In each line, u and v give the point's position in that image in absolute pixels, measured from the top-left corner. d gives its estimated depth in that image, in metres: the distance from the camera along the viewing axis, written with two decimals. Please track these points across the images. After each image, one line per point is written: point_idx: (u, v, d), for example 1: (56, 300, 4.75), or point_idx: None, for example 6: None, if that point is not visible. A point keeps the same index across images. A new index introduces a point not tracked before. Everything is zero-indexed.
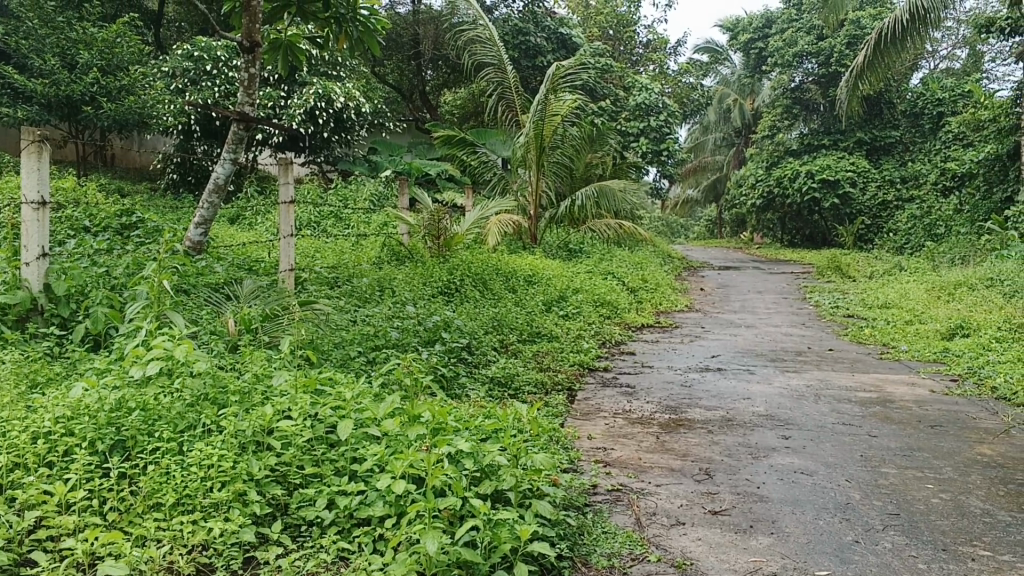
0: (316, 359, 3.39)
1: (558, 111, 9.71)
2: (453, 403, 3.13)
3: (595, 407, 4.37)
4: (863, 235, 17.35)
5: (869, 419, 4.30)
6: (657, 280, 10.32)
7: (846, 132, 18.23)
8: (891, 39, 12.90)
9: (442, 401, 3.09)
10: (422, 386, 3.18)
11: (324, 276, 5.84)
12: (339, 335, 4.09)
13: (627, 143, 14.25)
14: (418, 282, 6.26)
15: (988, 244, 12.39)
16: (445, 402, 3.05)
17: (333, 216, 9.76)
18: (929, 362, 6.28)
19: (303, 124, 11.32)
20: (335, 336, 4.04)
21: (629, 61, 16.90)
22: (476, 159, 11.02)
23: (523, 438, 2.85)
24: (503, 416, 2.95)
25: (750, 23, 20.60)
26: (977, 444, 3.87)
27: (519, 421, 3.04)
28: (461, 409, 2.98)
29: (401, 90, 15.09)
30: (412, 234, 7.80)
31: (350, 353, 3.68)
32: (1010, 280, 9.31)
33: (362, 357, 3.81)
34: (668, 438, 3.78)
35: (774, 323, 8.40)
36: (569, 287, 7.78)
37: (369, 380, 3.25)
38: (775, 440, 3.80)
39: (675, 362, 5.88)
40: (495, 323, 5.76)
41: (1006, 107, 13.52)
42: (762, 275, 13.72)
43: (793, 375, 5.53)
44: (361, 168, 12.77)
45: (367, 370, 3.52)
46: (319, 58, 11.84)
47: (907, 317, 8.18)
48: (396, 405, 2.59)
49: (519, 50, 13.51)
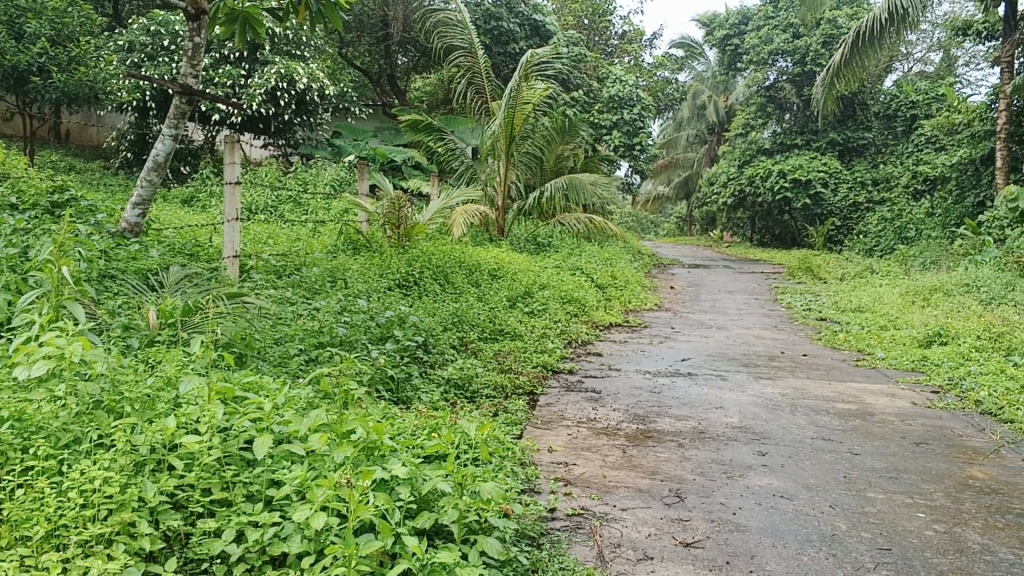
0: (243, 361, 3.04)
1: (529, 100, 9.33)
2: (399, 415, 2.81)
3: (556, 414, 4.04)
4: (833, 236, 17.39)
5: (849, 435, 4.01)
6: (627, 277, 10.03)
7: (820, 131, 18.05)
8: (869, 36, 12.60)
9: (380, 413, 2.74)
10: (359, 398, 2.83)
11: (271, 264, 5.47)
12: (277, 331, 3.75)
13: (600, 135, 13.93)
14: (374, 274, 5.89)
15: (961, 249, 12.22)
16: (388, 415, 2.72)
17: (291, 202, 9.37)
18: (907, 371, 6.02)
19: (264, 105, 10.93)
20: (272, 333, 3.69)
21: (605, 52, 16.63)
22: (442, 146, 10.68)
23: (470, 460, 2.50)
24: (455, 437, 2.64)
25: (727, 19, 20.33)
26: (969, 466, 3.58)
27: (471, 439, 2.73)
28: (406, 423, 2.65)
29: (369, 74, 14.66)
30: (372, 223, 7.45)
31: (287, 355, 3.34)
32: (985, 286, 9.11)
33: (301, 357, 3.47)
34: (636, 453, 3.46)
35: (746, 325, 8.13)
36: (536, 282, 7.46)
37: (307, 386, 2.91)
38: (751, 458, 3.49)
39: (644, 365, 5.56)
40: (454, 320, 5.42)
41: (981, 112, 13.38)
42: (733, 274, 13.52)
43: (768, 383, 5.23)
44: (323, 152, 12.28)
45: (302, 375, 3.18)
46: (281, 36, 11.40)
47: (882, 323, 7.94)
48: (325, 419, 2.24)
49: (490, 36, 13.17)
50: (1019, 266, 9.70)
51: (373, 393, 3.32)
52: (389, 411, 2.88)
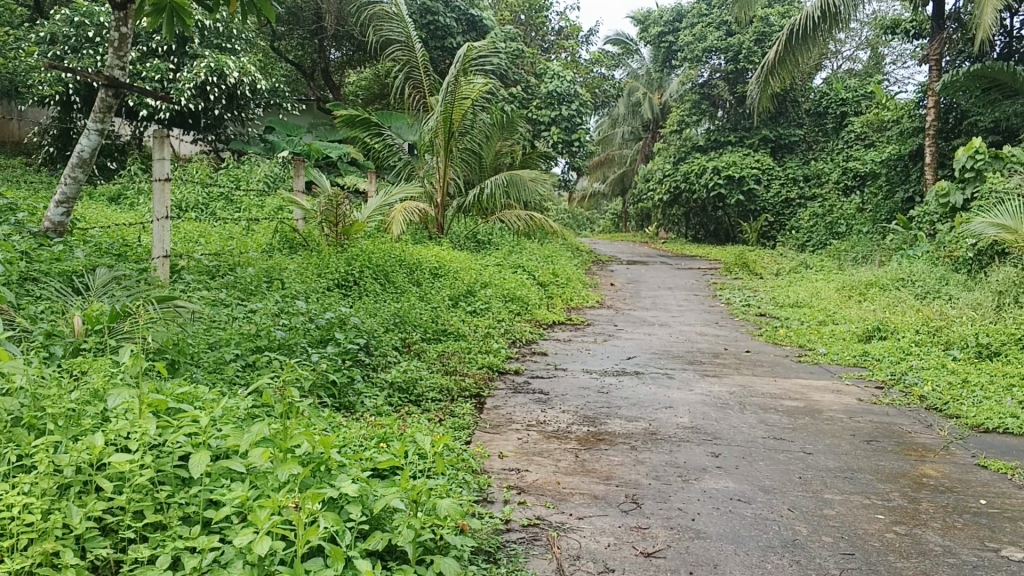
0: (173, 371, 2.87)
1: (468, 95, 9.21)
2: (344, 425, 2.67)
3: (504, 418, 3.93)
4: (766, 232, 17.60)
5: (801, 433, 3.96)
6: (568, 274, 9.96)
7: (754, 128, 18.21)
8: (802, 34, 12.70)
9: (324, 423, 2.59)
10: (300, 408, 2.68)
11: (204, 265, 5.27)
12: (211, 335, 3.57)
13: (538, 131, 13.84)
14: (312, 274, 5.71)
15: (892, 244, 12.42)
16: (334, 428, 2.58)
17: (223, 199, 9.12)
18: (849, 366, 6.05)
19: (193, 100, 10.63)
20: (205, 338, 3.51)
21: (541, 48, 16.55)
22: (379, 142, 10.50)
23: (421, 473, 2.37)
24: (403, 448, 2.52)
25: (661, 16, 20.34)
26: (921, 464, 3.56)
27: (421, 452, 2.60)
28: (353, 434, 2.52)
29: (302, 68, 14.36)
30: (308, 220, 7.25)
31: (224, 365, 3.19)
32: (920, 281, 9.24)
33: (238, 364, 3.31)
34: (588, 457, 3.36)
35: (688, 322, 8.11)
36: (478, 281, 7.33)
37: (246, 397, 2.75)
38: (705, 459, 3.42)
39: (590, 364, 5.48)
40: (396, 321, 5.27)
41: (909, 109, 13.61)
42: (671, 270, 13.56)
43: (715, 381, 5.19)
44: (255, 148, 12.01)
45: (238, 385, 3.02)
46: (211, 29, 11.10)
47: (821, 318, 8.00)
48: (268, 432, 2.09)
49: (426, 30, 12.99)
50: (950, 260, 9.86)
51: (313, 400, 3.17)
52: (335, 421, 2.74)
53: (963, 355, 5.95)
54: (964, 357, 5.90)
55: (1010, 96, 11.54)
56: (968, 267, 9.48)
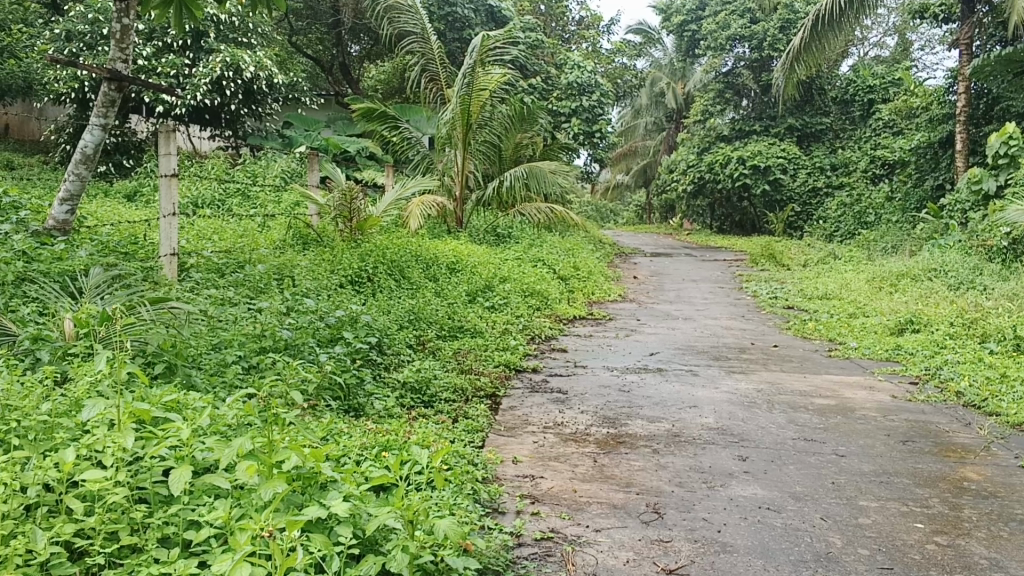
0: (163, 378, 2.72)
1: (485, 86, 9.06)
2: (346, 434, 2.53)
3: (520, 419, 3.77)
4: (793, 222, 17.32)
5: (832, 434, 3.77)
6: (590, 267, 9.77)
7: (779, 117, 17.90)
8: (828, 21, 12.40)
9: (320, 431, 2.44)
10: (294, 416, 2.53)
11: (213, 262, 5.15)
12: (211, 337, 3.43)
13: (559, 123, 13.64)
14: (325, 270, 5.57)
15: (923, 233, 12.13)
16: (333, 439, 2.43)
17: (240, 196, 9.02)
18: (881, 361, 5.83)
19: (209, 95, 10.59)
20: (204, 340, 3.37)
21: (561, 39, 16.35)
22: (397, 135, 10.37)
23: (423, 488, 2.22)
24: (406, 461, 2.36)
25: (684, 5, 20.04)
26: (960, 466, 3.37)
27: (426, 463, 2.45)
28: (352, 445, 2.36)
29: (320, 62, 14.25)
30: (322, 216, 7.13)
31: (221, 372, 3.05)
32: (952, 271, 8.97)
33: (238, 369, 3.16)
34: (608, 461, 3.18)
35: (713, 315, 7.90)
36: (496, 275, 7.17)
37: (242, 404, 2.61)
38: (731, 463, 3.23)
39: (611, 361, 5.31)
40: (410, 318, 5.13)
41: (938, 96, 13.29)
42: (696, 262, 13.35)
43: (741, 377, 5.00)
44: (273, 143, 11.94)
45: (234, 392, 2.87)
46: (226, 23, 10.99)
47: (850, 310, 7.77)
48: (254, 445, 1.94)
49: (445, 22, 12.84)
50: (983, 249, 9.57)
51: (315, 405, 3.02)
52: (336, 430, 2.60)
53: (1001, 348, 5.72)
54: (1001, 350, 5.67)
55: None
56: (1002, 256, 9.19)
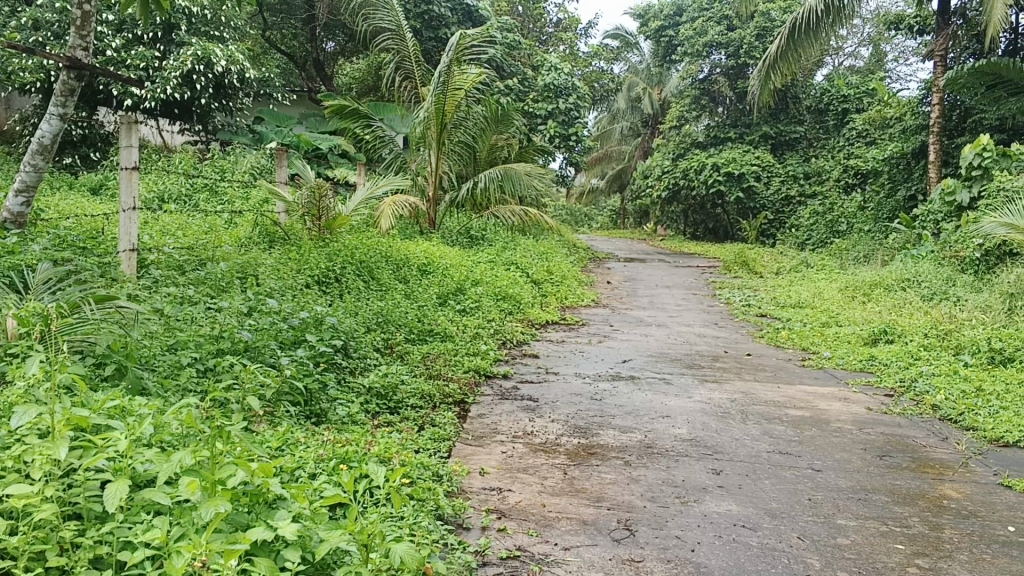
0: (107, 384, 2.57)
1: (461, 85, 8.95)
2: (302, 445, 2.40)
3: (489, 428, 3.64)
4: (765, 230, 17.37)
5: (807, 447, 3.67)
6: (563, 271, 9.67)
7: (754, 125, 17.93)
8: (804, 29, 12.34)
9: (272, 445, 2.31)
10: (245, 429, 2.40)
11: (173, 259, 5.00)
12: (164, 341, 3.29)
13: (534, 125, 13.53)
14: (290, 269, 5.43)
15: (895, 243, 12.13)
16: (289, 451, 2.30)
17: (207, 191, 8.86)
18: (855, 371, 5.76)
19: (179, 88, 10.36)
20: (155, 343, 3.22)
21: (539, 41, 16.26)
22: (369, 133, 10.21)
23: (380, 507, 2.09)
24: (365, 476, 2.25)
25: (661, 10, 19.99)
26: (938, 483, 3.28)
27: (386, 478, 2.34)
28: (308, 458, 2.23)
29: (294, 58, 14.07)
30: (290, 213, 6.98)
31: (169, 382, 2.91)
32: (925, 282, 8.94)
33: (191, 376, 3.02)
34: (578, 474, 3.06)
35: (686, 322, 7.81)
36: (468, 277, 7.05)
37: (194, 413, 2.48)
38: (705, 478, 3.12)
39: (583, 368, 5.20)
40: (379, 320, 5.01)
41: (912, 106, 13.30)
42: (669, 268, 13.31)
43: (714, 387, 4.90)
44: (243, 138, 11.75)
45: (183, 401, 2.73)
46: (198, 16, 10.75)
47: (823, 319, 7.71)
48: (197, 459, 1.80)
49: (420, 20, 12.70)
50: (956, 261, 9.56)
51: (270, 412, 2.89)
52: (292, 442, 2.47)
53: (975, 361, 5.67)
54: (976, 363, 5.62)
55: (1016, 94, 11.22)
56: (975, 268, 9.18)
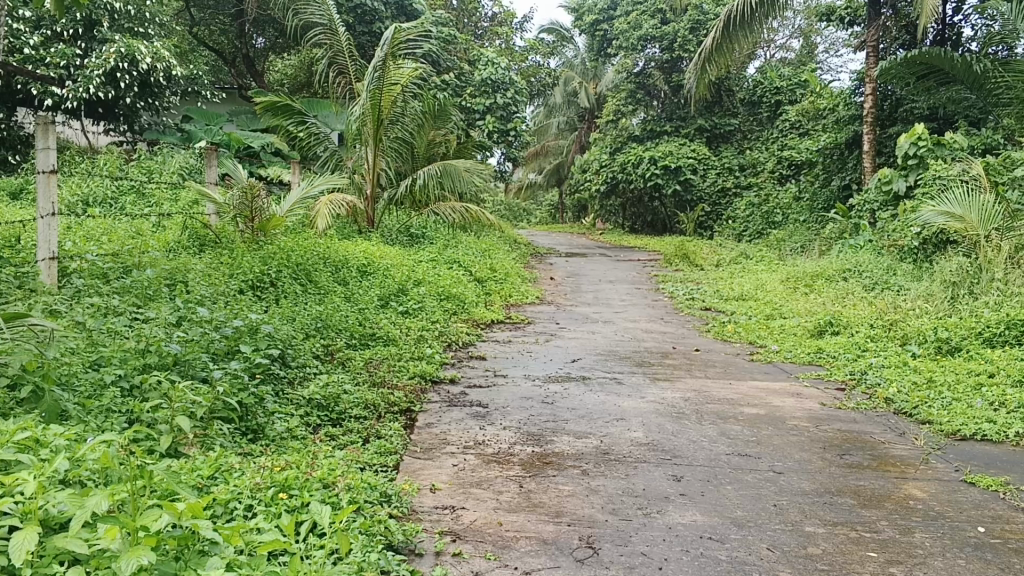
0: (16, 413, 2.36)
1: (397, 80, 8.75)
2: (237, 476, 2.22)
3: (438, 438, 3.47)
4: (703, 222, 17.43)
5: (767, 447, 3.57)
6: (506, 268, 9.51)
7: (689, 118, 17.98)
8: (739, 21, 12.32)
9: (200, 483, 2.13)
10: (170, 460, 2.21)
11: (97, 266, 4.75)
12: (82, 361, 3.07)
13: (472, 120, 13.34)
14: (222, 274, 5.20)
15: (832, 233, 12.22)
16: (221, 485, 2.11)
17: (134, 193, 8.54)
18: (804, 365, 5.71)
19: (102, 87, 9.98)
20: (74, 365, 3.00)
21: (474, 35, 16.08)
22: (303, 130, 9.94)
23: (321, 544, 1.92)
24: (305, 511, 2.07)
25: (596, 4, 19.90)
26: (901, 483, 3.20)
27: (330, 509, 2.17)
28: (240, 493, 2.06)
29: (223, 54, 13.69)
30: (221, 215, 6.71)
31: (85, 409, 2.70)
32: (866, 272, 8.98)
33: (111, 401, 2.81)
34: (534, 486, 2.91)
35: (632, 318, 7.71)
36: (410, 278, 6.85)
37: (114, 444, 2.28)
38: (667, 485, 2.99)
39: (531, 369, 5.05)
40: (318, 326, 4.82)
41: (845, 98, 13.40)
42: (610, 262, 13.24)
43: (666, 385, 4.79)
44: (171, 138, 11.40)
45: (100, 432, 2.52)
46: (121, 11, 10.34)
47: (768, 311, 7.69)
48: (113, 503, 1.61)
49: (353, 15, 12.46)
50: (894, 250, 9.63)
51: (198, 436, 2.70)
52: (225, 473, 2.28)
53: (923, 352, 5.66)
54: (924, 353, 5.61)
55: (946, 83, 11.33)
56: (914, 257, 9.25)
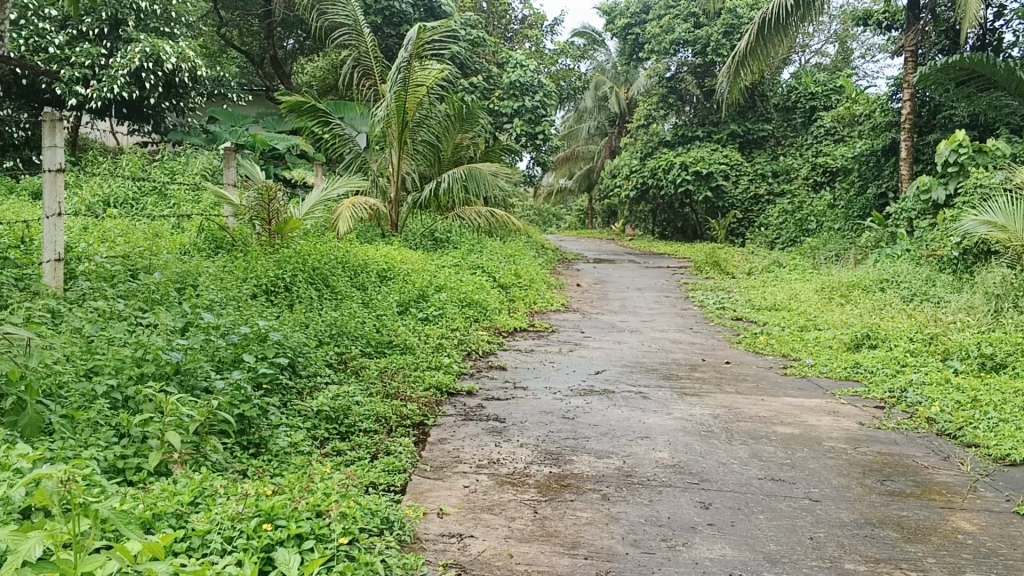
0: None
1: (422, 81, 8.58)
2: (221, 507, 2.04)
3: (450, 456, 3.27)
4: (735, 228, 17.12)
5: (801, 472, 3.34)
6: (532, 274, 9.30)
7: (721, 123, 17.70)
8: (774, 25, 11.99)
9: (175, 523, 1.95)
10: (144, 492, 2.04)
11: (105, 268, 4.60)
12: (72, 372, 2.91)
13: (501, 123, 13.16)
14: (235, 278, 5.04)
15: (868, 241, 11.90)
16: (197, 524, 1.93)
17: (155, 195, 8.44)
18: (839, 380, 5.46)
19: (127, 87, 9.90)
20: (63, 377, 2.84)
21: (504, 38, 15.93)
22: (328, 131, 9.79)
23: None
24: (285, 554, 1.88)
25: (627, 8, 19.63)
26: (948, 514, 2.96)
27: (320, 543, 1.98)
28: (216, 537, 1.87)
29: (251, 55, 13.62)
30: (238, 217, 6.57)
31: (67, 427, 2.53)
32: (905, 282, 8.69)
33: (99, 414, 2.65)
34: (550, 512, 2.70)
35: (660, 327, 7.47)
36: (432, 283, 6.67)
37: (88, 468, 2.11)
38: (693, 513, 2.78)
39: (553, 381, 4.84)
40: (332, 333, 4.66)
41: (882, 104, 13.06)
42: (639, 269, 12.99)
43: (695, 400, 4.56)
44: (196, 138, 11.34)
45: (77, 454, 2.35)
46: (147, 11, 10.27)
47: (801, 322, 7.42)
48: (51, 552, 1.43)
49: (381, 16, 12.34)
50: (933, 260, 9.33)
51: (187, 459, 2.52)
52: (209, 501, 2.10)
53: (966, 368, 5.39)
54: (967, 370, 5.34)
55: (986, 89, 10.99)
56: (954, 267, 8.95)
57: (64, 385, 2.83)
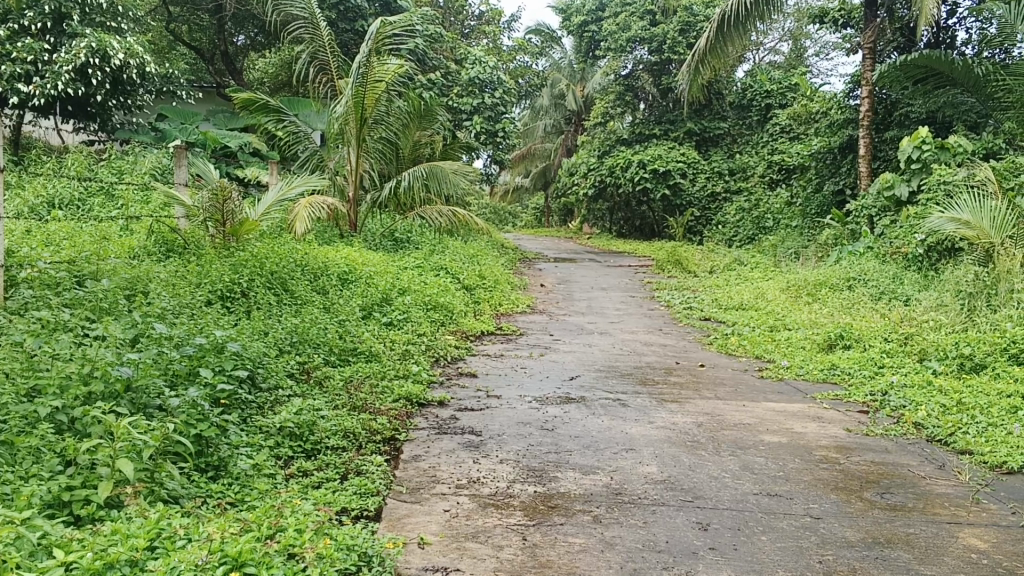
0: None
1: (381, 77, 8.32)
2: (181, 553, 1.81)
3: (427, 476, 3.05)
4: (692, 226, 17.01)
5: (797, 485, 3.17)
6: (495, 275, 9.09)
7: (678, 121, 17.61)
8: (734, 22, 11.84)
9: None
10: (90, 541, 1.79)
11: (49, 275, 4.31)
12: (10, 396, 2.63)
13: (459, 121, 12.93)
14: (187, 284, 4.77)
15: (828, 238, 11.85)
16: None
17: (102, 195, 8.09)
18: (818, 383, 5.32)
19: (72, 84, 9.52)
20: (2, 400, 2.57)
21: (461, 34, 15.71)
22: (282, 129, 9.49)
23: None
24: None
25: (583, 5, 19.48)
26: (956, 530, 2.80)
27: None
28: None
29: (201, 51, 13.23)
30: (191, 219, 6.27)
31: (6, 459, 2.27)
32: (871, 280, 8.61)
33: (43, 441, 2.39)
34: (541, 539, 2.49)
35: (629, 329, 7.30)
36: (394, 286, 6.42)
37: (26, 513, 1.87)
38: (694, 537, 2.59)
39: (526, 389, 4.64)
40: (293, 341, 4.41)
41: (839, 101, 13.04)
42: (601, 268, 12.83)
43: (676, 408, 4.38)
44: (144, 137, 10.97)
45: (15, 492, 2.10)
46: (93, 5, 9.90)
47: (771, 322, 7.30)
48: None
49: (336, 11, 12.04)
50: (898, 257, 9.29)
51: (141, 491, 2.27)
52: (168, 546, 1.87)
53: (944, 369, 5.28)
54: (945, 371, 5.24)
55: (944, 86, 10.99)
56: (918, 265, 8.90)
57: (3, 408, 2.57)
